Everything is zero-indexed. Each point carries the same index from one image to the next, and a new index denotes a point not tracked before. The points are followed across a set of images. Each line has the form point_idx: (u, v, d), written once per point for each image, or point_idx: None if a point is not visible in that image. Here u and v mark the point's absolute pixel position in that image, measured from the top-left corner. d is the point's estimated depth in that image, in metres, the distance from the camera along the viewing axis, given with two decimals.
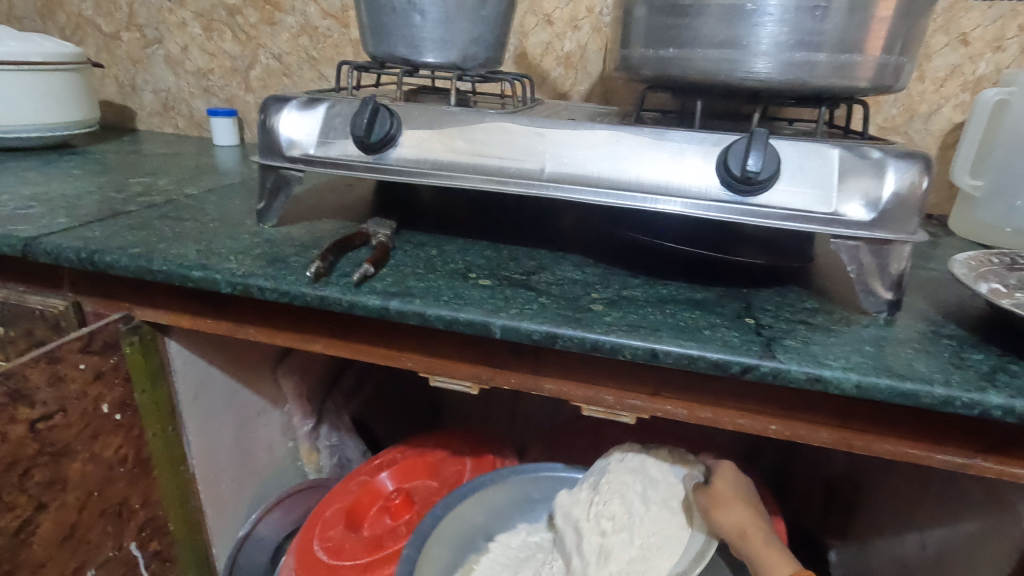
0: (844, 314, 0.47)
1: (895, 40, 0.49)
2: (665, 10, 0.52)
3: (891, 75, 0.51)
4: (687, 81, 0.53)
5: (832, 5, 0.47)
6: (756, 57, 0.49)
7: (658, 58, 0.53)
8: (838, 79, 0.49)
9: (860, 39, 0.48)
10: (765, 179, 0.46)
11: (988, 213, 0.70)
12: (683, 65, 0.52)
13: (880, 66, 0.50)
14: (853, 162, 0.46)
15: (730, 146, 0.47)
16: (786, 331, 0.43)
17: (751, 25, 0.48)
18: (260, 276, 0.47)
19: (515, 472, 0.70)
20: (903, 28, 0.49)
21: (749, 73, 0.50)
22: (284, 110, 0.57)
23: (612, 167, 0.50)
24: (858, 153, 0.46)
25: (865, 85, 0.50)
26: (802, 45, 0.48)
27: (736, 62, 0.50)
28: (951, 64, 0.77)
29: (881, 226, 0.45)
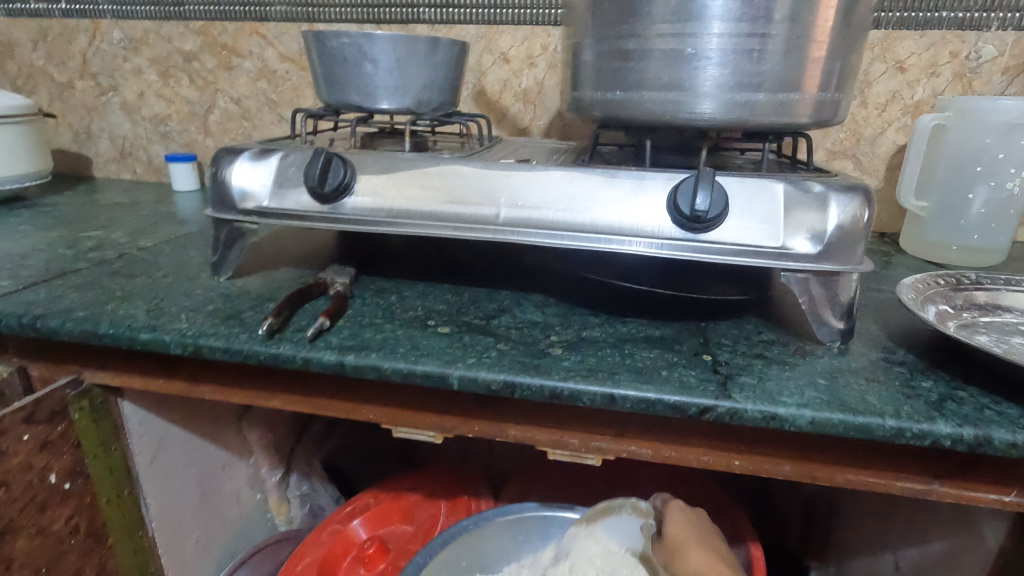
0: (799, 345, 0.47)
1: (830, 78, 0.51)
2: (610, 54, 0.53)
3: (829, 111, 0.53)
4: (636, 121, 0.54)
5: (768, 48, 0.49)
6: (699, 97, 0.51)
7: (607, 99, 0.54)
8: (780, 116, 0.51)
9: (797, 78, 0.50)
10: (714, 218, 0.47)
11: (935, 232, 0.73)
12: (631, 106, 0.53)
13: (817, 103, 0.51)
14: (796, 196, 0.47)
15: (679, 185, 0.48)
16: (743, 366, 0.43)
17: (692, 68, 0.50)
18: (212, 336, 0.46)
19: (499, 513, 0.69)
20: (837, 67, 0.51)
21: (694, 112, 0.51)
22: (236, 163, 0.56)
23: (566, 209, 0.51)
24: (801, 187, 0.47)
25: (805, 120, 0.52)
26: (742, 84, 0.50)
27: (680, 103, 0.51)
28: (890, 90, 0.80)
29: (828, 257, 0.46)
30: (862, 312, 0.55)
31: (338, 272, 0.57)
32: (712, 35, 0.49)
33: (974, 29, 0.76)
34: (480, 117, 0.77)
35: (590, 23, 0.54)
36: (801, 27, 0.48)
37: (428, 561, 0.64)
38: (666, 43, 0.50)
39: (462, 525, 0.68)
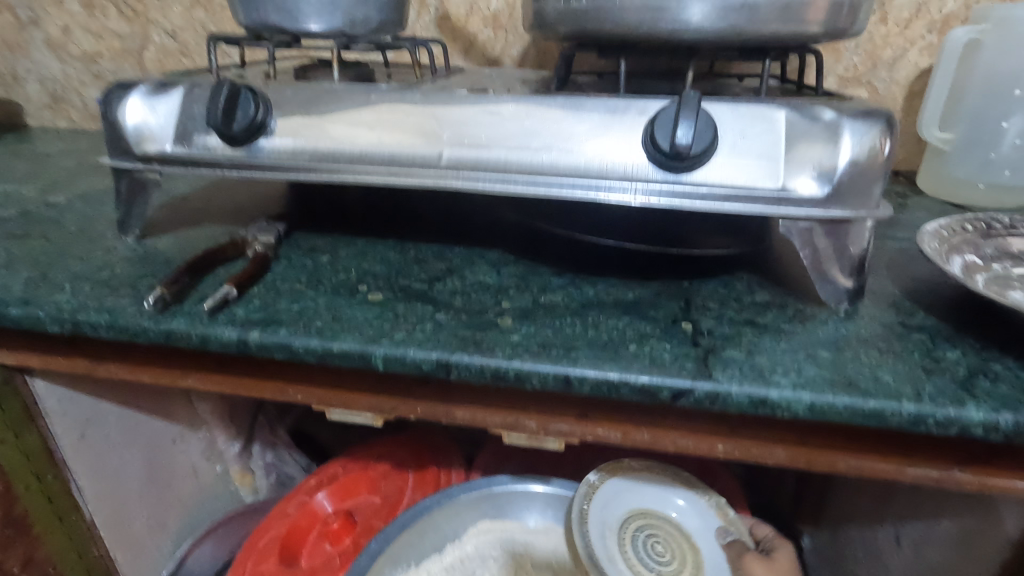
0: (798, 309, 0.40)
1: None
2: None
3: (848, 17, 0.43)
4: (608, 36, 0.44)
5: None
6: (686, 1, 0.41)
7: (573, 10, 0.44)
8: (785, 24, 0.41)
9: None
10: (698, 154, 0.38)
11: (959, 168, 0.64)
12: (601, 18, 0.43)
13: (832, 7, 0.42)
14: (802, 126, 0.38)
15: (656, 115, 0.39)
16: (730, 336, 0.36)
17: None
18: (94, 309, 0.39)
19: (465, 490, 0.64)
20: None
21: (680, 22, 0.41)
22: (130, 98, 0.47)
23: (522, 148, 0.42)
24: (807, 114, 0.38)
25: (815, 30, 0.42)
26: None
27: (664, 10, 0.41)
28: (915, 2, 0.69)
29: (836, 201, 0.38)
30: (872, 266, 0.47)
31: (262, 228, 0.49)
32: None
33: None
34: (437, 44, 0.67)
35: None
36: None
37: (385, 549, 0.58)
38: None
39: (423, 504, 0.62)
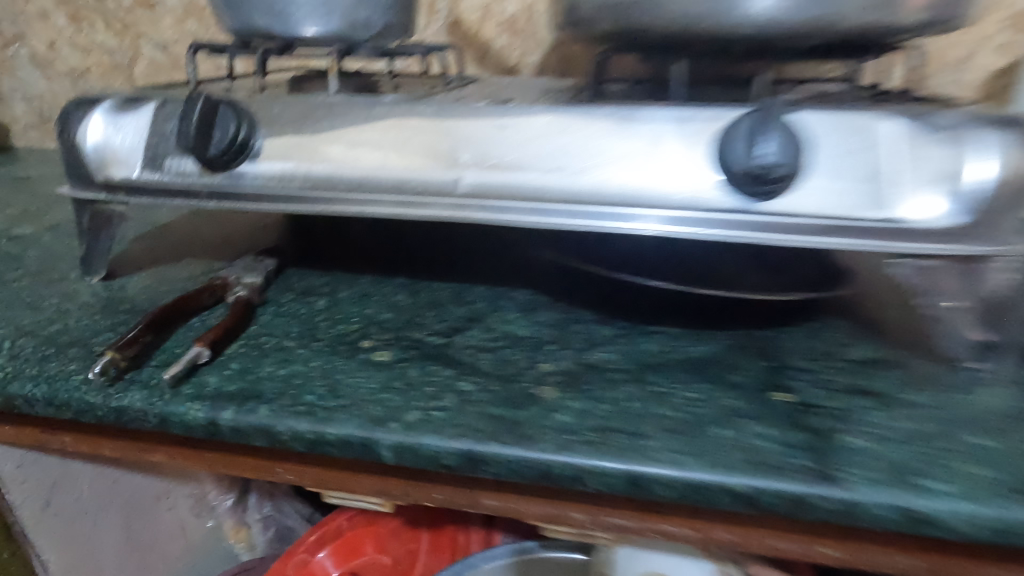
0: (915, 369, 0.31)
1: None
2: None
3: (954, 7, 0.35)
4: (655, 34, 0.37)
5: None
6: None
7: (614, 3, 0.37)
8: (879, 15, 0.33)
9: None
10: (784, 177, 0.30)
11: None
12: (647, 12, 0.36)
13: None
14: (920, 136, 0.29)
15: (730, 126, 0.31)
16: (842, 414, 0.28)
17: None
18: (32, 379, 0.31)
19: (489, 559, 0.55)
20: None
21: (745, 15, 0.34)
22: (91, 116, 0.39)
23: (560, 170, 0.34)
24: (926, 121, 0.30)
25: (914, 21, 0.34)
26: None
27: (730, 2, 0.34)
28: None
29: (967, 235, 0.30)
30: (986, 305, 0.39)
31: (249, 266, 0.42)
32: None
33: None
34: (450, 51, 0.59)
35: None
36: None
37: None
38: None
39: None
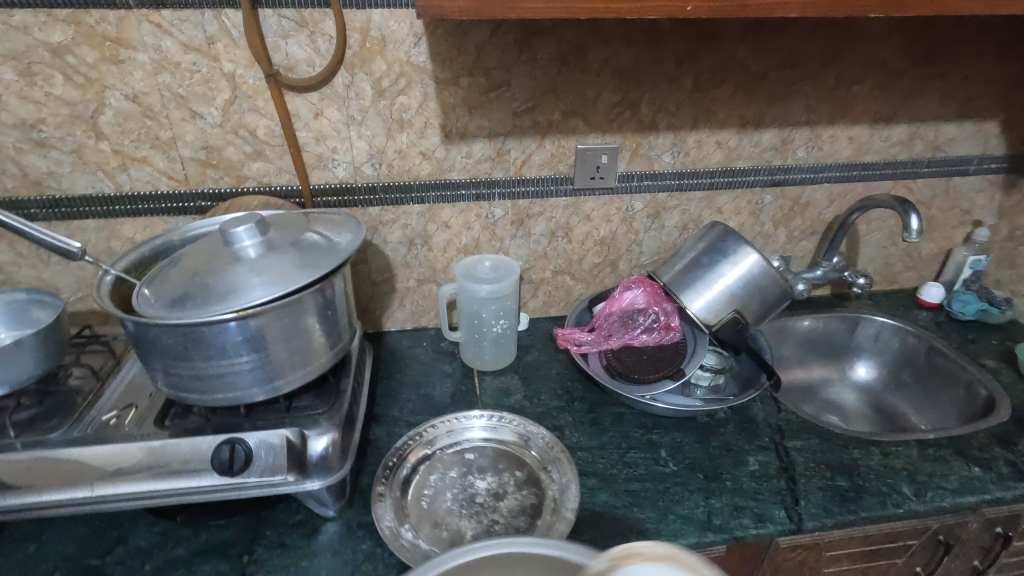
0: (314, 524, 0.80)
1: (329, 344, 0.85)
2: (172, 374, 0.77)
3: (336, 351, 0.88)
4: (202, 403, 0.80)
5: (280, 356, 0.79)
6: (238, 395, 0.79)
7: (182, 394, 0.79)
8: (302, 378, 0.84)
9: (302, 360, 0.83)
10: (234, 467, 0.75)
11: (472, 350, 1.09)
12: (198, 399, 0.79)
13: (325, 357, 0.86)
14: (298, 439, 0.78)
15: (223, 444, 0.75)
16: (265, 563, 0.75)
17: (234, 378, 0.78)
18: None
19: None
20: (331, 336, 0.86)
21: (238, 401, 0.80)
22: None
23: (142, 475, 0.74)
24: (301, 434, 0.78)
25: (320, 369, 0.86)
26: (263, 381, 0.80)
27: (236, 398, 0.80)
28: (445, 239, 1.12)
29: (315, 475, 0.77)
30: (372, 457, 0.90)
31: None
32: (240, 359, 0.76)
33: (485, 199, 1.09)
34: (118, 338, 0.97)
35: (150, 351, 0.75)
36: (294, 339, 0.80)
37: None
38: (210, 367, 0.76)
39: None
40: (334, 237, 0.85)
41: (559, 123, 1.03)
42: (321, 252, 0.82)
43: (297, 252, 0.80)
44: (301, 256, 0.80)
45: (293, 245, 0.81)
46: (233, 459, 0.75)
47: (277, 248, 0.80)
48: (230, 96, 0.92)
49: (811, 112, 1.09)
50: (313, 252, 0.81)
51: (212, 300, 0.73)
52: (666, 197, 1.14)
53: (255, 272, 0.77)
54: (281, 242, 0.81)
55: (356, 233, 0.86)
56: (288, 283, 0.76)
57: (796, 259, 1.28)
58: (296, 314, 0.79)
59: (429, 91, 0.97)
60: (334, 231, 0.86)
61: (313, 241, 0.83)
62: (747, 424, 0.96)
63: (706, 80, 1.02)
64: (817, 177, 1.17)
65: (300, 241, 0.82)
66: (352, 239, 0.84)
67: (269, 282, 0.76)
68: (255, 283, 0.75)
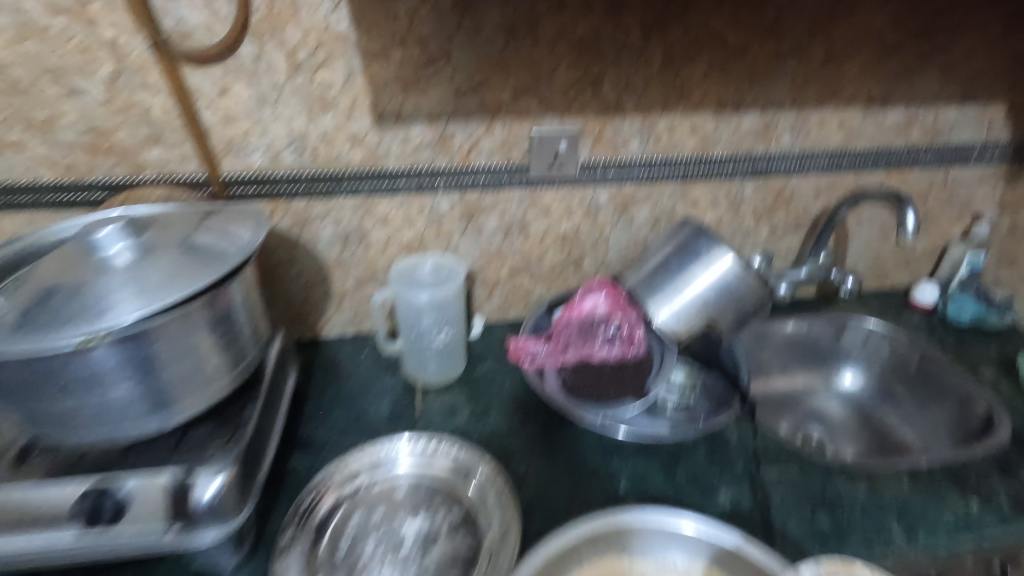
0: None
1: (222, 367, 0.73)
2: (25, 409, 0.63)
3: (239, 371, 0.76)
4: (68, 441, 0.67)
5: (161, 381, 0.67)
6: (113, 430, 0.66)
7: (41, 432, 0.65)
8: (196, 406, 0.71)
9: (193, 386, 0.70)
10: (105, 517, 0.63)
11: (412, 362, 0.97)
12: (62, 437, 0.66)
13: (224, 380, 0.74)
14: (184, 485, 0.65)
15: (94, 488, 0.63)
16: None
17: (106, 410, 0.65)
18: None
19: None
20: (231, 355, 0.74)
21: (114, 437, 0.67)
22: None
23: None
24: (188, 478, 0.65)
25: (219, 394, 0.74)
26: (144, 412, 0.67)
27: (112, 434, 0.67)
28: (385, 236, 0.99)
29: (205, 524, 0.66)
30: (288, 493, 0.78)
31: None
32: (111, 387, 0.64)
33: (428, 191, 0.96)
34: None
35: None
36: (181, 362, 0.68)
37: None
38: (68, 401, 0.63)
39: None
40: (230, 238, 0.73)
41: (510, 104, 0.90)
42: (212, 255, 0.70)
43: (182, 256, 0.68)
44: (187, 261, 0.68)
45: (176, 247, 0.69)
46: (105, 507, 0.63)
47: (157, 252, 0.68)
48: (113, 69, 0.78)
49: (797, 92, 0.96)
50: (202, 255, 0.69)
51: (70, 318, 0.60)
52: (634, 189, 1.02)
53: (127, 281, 0.64)
54: (161, 245, 0.68)
55: (257, 234, 0.74)
56: (169, 293, 0.64)
57: (780, 257, 1.16)
58: (181, 331, 0.66)
59: (354, 65, 0.83)
60: (229, 231, 0.74)
61: (203, 242, 0.71)
62: (719, 448, 0.85)
63: (678, 54, 0.89)
64: (804, 166, 1.05)
65: (185, 243, 0.69)
66: (250, 240, 0.73)
67: (145, 293, 0.63)
68: (126, 296, 0.63)
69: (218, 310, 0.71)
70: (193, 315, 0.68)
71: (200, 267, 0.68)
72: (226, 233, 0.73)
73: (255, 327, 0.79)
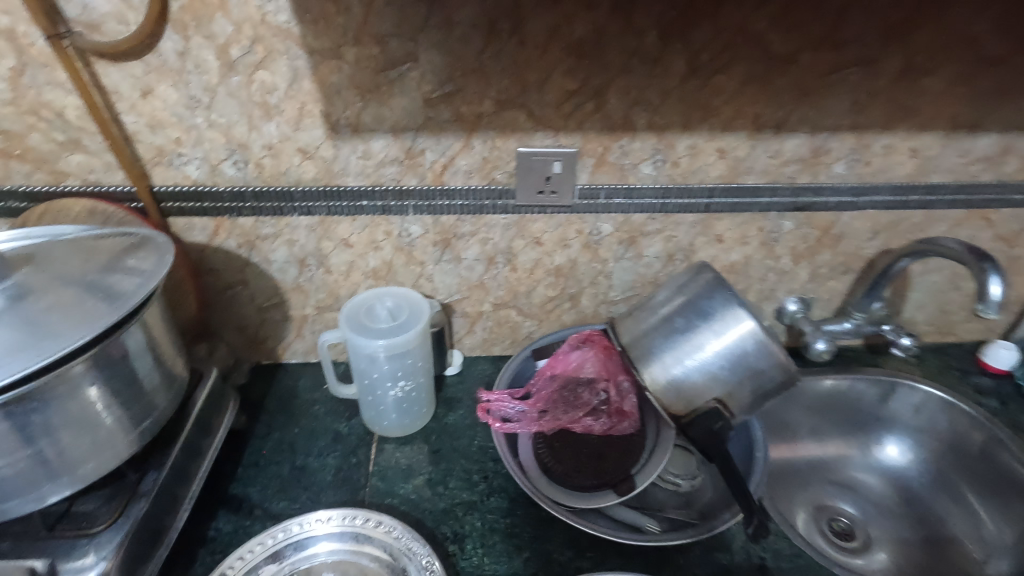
0: None
1: (116, 432, 0.61)
2: None
3: (145, 431, 0.64)
4: None
5: (35, 457, 0.55)
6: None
7: None
8: (89, 478, 0.60)
9: (82, 458, 0.58)
10: None
11: (368, 410, 0.84)
12: None
13: (124, 444, 0.62)
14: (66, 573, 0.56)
15: None
16: None
17: None
18: None
19: None
20: (132, 414, 0.62)
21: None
22: None
23: None
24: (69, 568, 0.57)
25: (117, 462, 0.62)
26: (19, 493, 0.56)
27: None
28: (347, 260, 0.85)
29: None
30: (201, 568, 0.68)
31: None
32: None
33: (395, 213, 0.81)
34: None
35: None
36: (63, 431, 0.56)
37: None
38: None
39: None
40: (129, 276, 0.60)
41: (491, 116, 0.73)
42: (102, 298, 0.57)
43: (64, 302, 0.56)
44: (68, 309, 0.55)
45: (58, 292, 0.56)
46: None
47: (33, 299, 0.55)
48: (15, 63, 0.66)
49: (858, 112, 0.76)
50: (88, 299, 0.56)
51: None
52: (644, 220, 0.84)
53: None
54: (41, 291, 0.56)
55: (163, 270, 0.61)
56: (38, 353, 0.51)
57: (821, 302, 0.97)
58: (58, 396, 0.54)
59: (299, 65, 0.68)
60: (131, 267, 0.61)
61: (94, 284, 0.58)
62: (718, 552, 0.70)
63: (705, 62, 0.70)
64: (860, 201, 0.85)
65: (72, 287, 0.57)
66: (153, 278, 0.60)
67: (8, 352, 0.51)
68: None
69: (107, 369, 0.58)
70: (78, 378, 0.55)
71: (80, 319, 0.55)
72: (126, 270, 0.60)
73: (171, 376, 0.67)
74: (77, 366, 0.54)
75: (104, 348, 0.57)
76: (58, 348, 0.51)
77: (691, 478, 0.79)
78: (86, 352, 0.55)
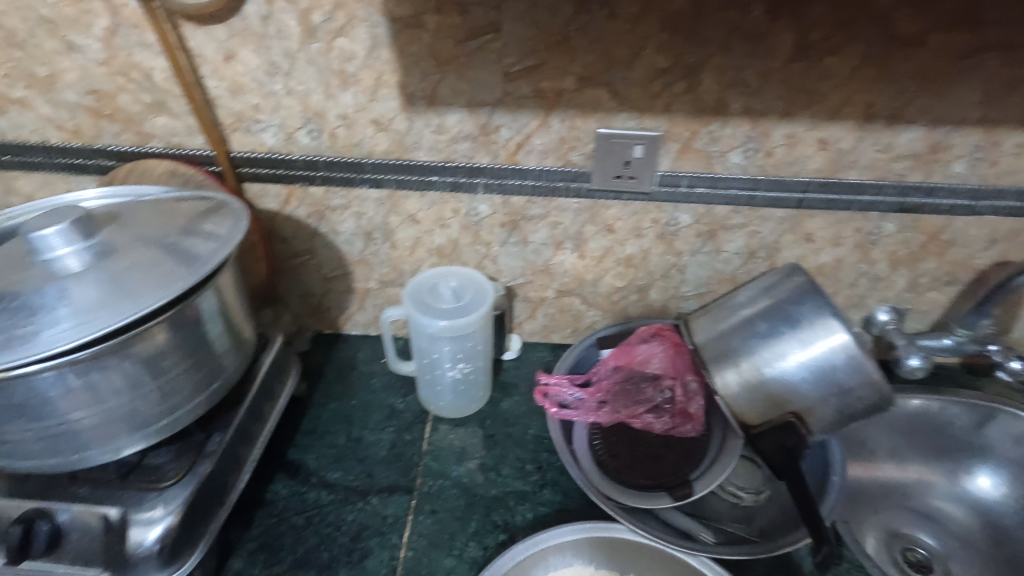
0: None
1: (187, 392, 0.62)
2: None
3: (213, 393, 0.65)
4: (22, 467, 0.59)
5: (114, 411, 0.57)
6: (66, 459, 0.58)
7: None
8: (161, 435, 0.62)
9: (155, 414, 0.60)
10: (43, 543, 0.57)
11: (426, 389, 0.83)
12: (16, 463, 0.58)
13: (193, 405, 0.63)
14: (135, 524, 0.58)
15: (51, 507, 0.58)
16: None
17: (59, 438, 0.56)
18: None
19: None
20: (202, 376, 0.63)
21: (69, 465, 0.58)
22: None
23: None
24: (138, 520, 0.58)
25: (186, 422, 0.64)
26: (99, 442, 0.58)
27: (66, 462, 0.58)
28: (413, 236, 0.84)
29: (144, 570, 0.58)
30: (259, 529, 0.70)
31: None
32: (63, 415, 0.54)
33: (465, 191, 0.78)
34: None
35: None
36: (139, 389, 0.57)
37: None
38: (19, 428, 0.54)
39: None
40: (206, 240, 0.60)
41: (573, 93, 0.69)
42: (180, 261, 0.57)
43: (145, 263, 0.56)
44: (149, 270, 0.56)
45: (140, 252, 0.57)
46: (47, 528, 0.57)
47: (118, 257, 0.56)
48: (109, 23, 0.67)
49: (991, 104, 0.67)
50: (167, 261, 0.57)
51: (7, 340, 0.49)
52: (728, 213, 0.78)
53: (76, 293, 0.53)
54: (126, 249, 0.57)
55: (238, 236, 0.61)
56: (120, 311, 0.52)
57: (917, 314, 0.88)
58: (136, 354, 0.55)
59: (379, 33, 0.66)
60: (208, 231, 0.61)
61: (173, 246, 0.59)
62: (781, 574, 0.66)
63: (816, 42, 0.64)
64: (978, 205, 0.76)
65: (153, 247, 0.58)
66: (228, 245, 0.60)
67: (93, 309, 0.52)
68: (70, 312, 0.51)
69: (182, 332, 0.59)
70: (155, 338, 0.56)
71: (159, 280, 0.55)
72: (204, 235, 0.61)
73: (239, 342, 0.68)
74: (154, 327, 0.55)
75: (180, 310, 0.57)
76: (138, 309, 0.52)
77: (756, 492, 0.74)
78: (163, 313, 0.56)
